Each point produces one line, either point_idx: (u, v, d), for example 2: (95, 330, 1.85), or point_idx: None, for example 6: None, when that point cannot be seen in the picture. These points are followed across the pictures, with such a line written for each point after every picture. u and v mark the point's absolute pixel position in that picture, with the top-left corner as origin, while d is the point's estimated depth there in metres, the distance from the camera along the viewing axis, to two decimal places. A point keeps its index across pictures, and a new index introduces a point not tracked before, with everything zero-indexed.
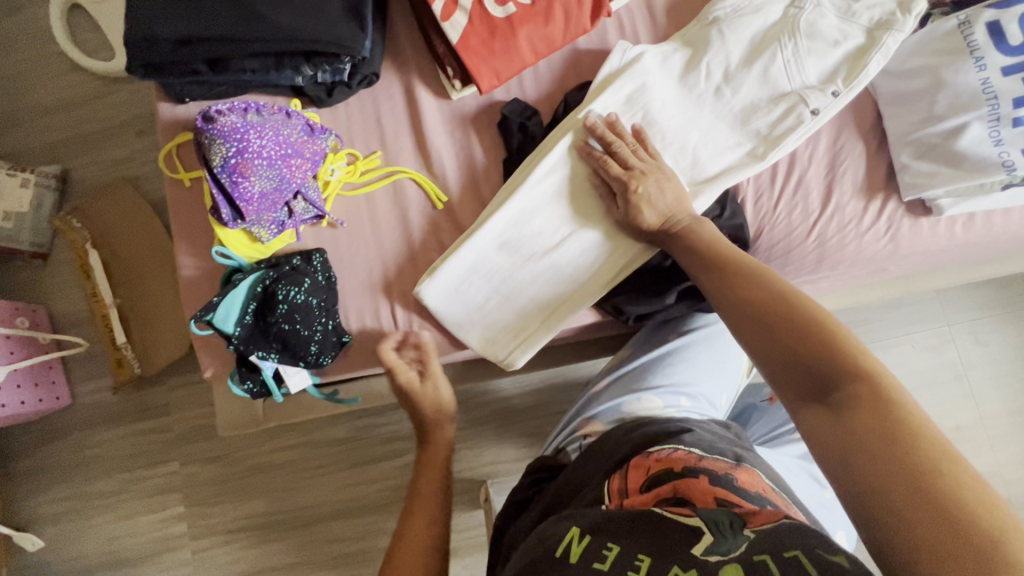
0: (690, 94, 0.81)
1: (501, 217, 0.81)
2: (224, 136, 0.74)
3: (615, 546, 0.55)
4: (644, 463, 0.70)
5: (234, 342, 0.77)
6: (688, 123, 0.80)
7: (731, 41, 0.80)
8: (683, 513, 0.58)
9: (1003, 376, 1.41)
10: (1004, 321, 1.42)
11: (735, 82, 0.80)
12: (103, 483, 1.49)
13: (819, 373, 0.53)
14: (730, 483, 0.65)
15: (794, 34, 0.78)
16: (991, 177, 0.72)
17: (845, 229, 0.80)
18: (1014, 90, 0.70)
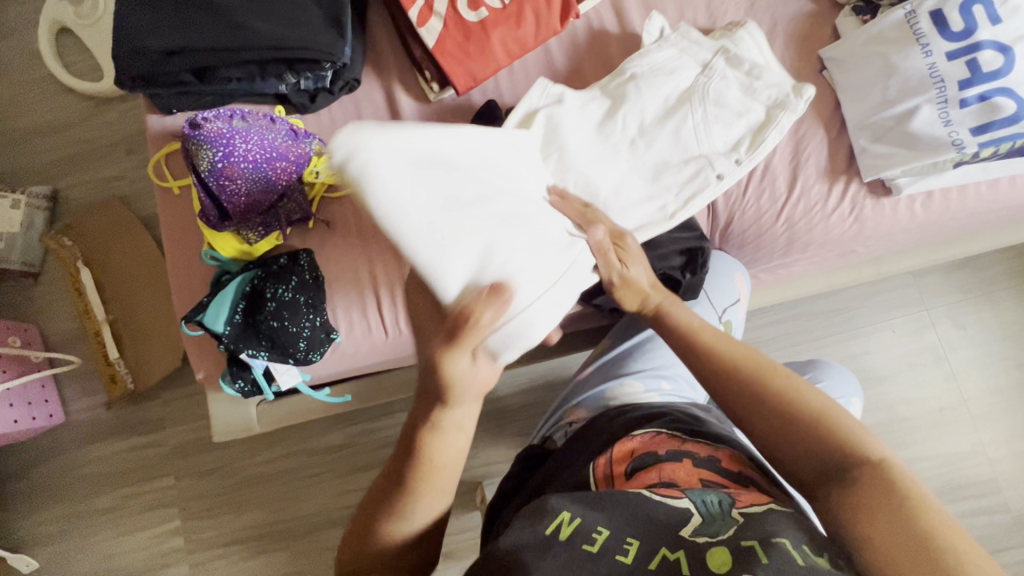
0: (607, 143, 0.82)
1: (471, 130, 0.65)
2: (211, 141, 0.77)
3: (604, 529, 0.54)
4: (628, 446, 0.72)
5: (224, 341, 0.79)
6: (604, 173, 0.81)
7: (646, 98, 0.83)
8: (674, 495, 0.59)
9: (984, 357, 1.44)
10: (981, 304, 1.46)
11: (649, 137, 0.82)
12: (98, 500, 1.48)
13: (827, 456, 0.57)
14: (713, 464, 0.67)
15: (700, 103, 0.82)
16: (942, 156, 0.76)
17: (811, 211, 0.84)
18: (958, 73, 0.74)
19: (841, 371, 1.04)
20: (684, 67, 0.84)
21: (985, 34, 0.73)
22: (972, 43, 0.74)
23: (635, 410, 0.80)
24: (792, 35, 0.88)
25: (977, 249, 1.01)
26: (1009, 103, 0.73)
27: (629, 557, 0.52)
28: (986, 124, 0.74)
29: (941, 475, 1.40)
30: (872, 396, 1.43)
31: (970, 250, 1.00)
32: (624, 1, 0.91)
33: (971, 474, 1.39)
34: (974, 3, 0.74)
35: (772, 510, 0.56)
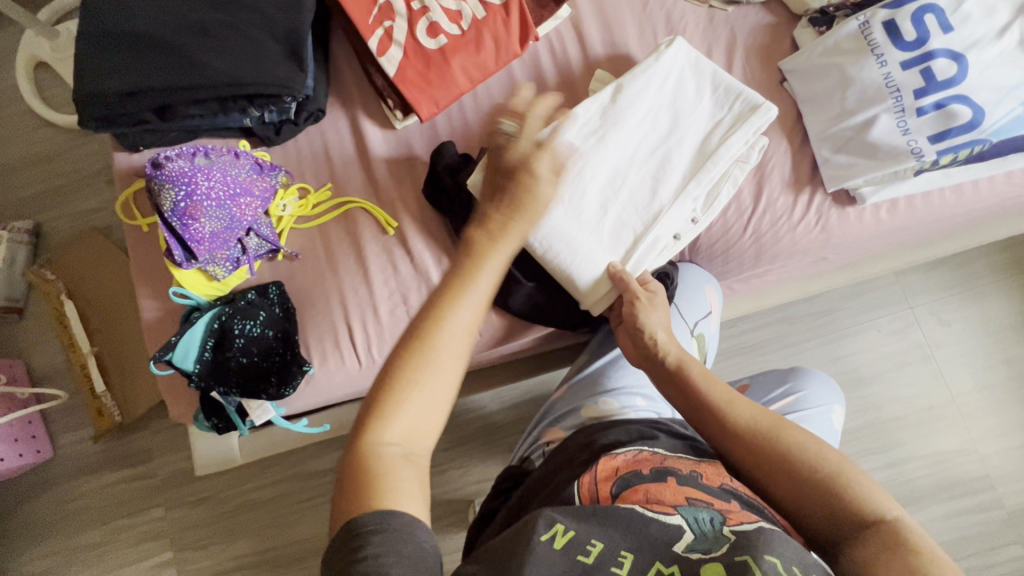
0: (576, 185, 0.81)
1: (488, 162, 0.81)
2: (172, 180, 0.77)
3: (599, 542, 0.55)
4: (611, 465, 0.69)
5: (194, 379, 0.79)
6: (567, 216, 0.81)
7: (622, 143, 0.82)
8: (665, 511, 0.59)
9: (970, 353, 1.44)
10: (965, 299, 1.46)
11: (617, 186, 0.82)
12: (88, 535, 1.47)
13: (825, 502, 0.59)
14: (696, 480, 0.64)
15: (665, 161, 0.82)
16: (902, 164, 0.76)
17: (778, 223, 0.84)
18: (913, 82, 0.75)
19: (821, 378, 1.03)
20: (658, 117, 0.83)
21: (937, 43, 0.74)
22: (925, 52, 0.74)
23: (612, 424, 0.79)
24: (751, 48, 0.88)
25: (949, 250, 1.01)
26: (964, 109, 0.73)
27: (625, 569, 0.53)
28: (943, 131, 0.74)
29: (933, 474, 1.39)
30: (860, 397, 1.43)
31: (943, 251, 1.00)
32: (583, 19, 0.91)
33: (962, 472, 1.39)
34: (926, 12, 0.74)
35: (764, 528, 0.55)
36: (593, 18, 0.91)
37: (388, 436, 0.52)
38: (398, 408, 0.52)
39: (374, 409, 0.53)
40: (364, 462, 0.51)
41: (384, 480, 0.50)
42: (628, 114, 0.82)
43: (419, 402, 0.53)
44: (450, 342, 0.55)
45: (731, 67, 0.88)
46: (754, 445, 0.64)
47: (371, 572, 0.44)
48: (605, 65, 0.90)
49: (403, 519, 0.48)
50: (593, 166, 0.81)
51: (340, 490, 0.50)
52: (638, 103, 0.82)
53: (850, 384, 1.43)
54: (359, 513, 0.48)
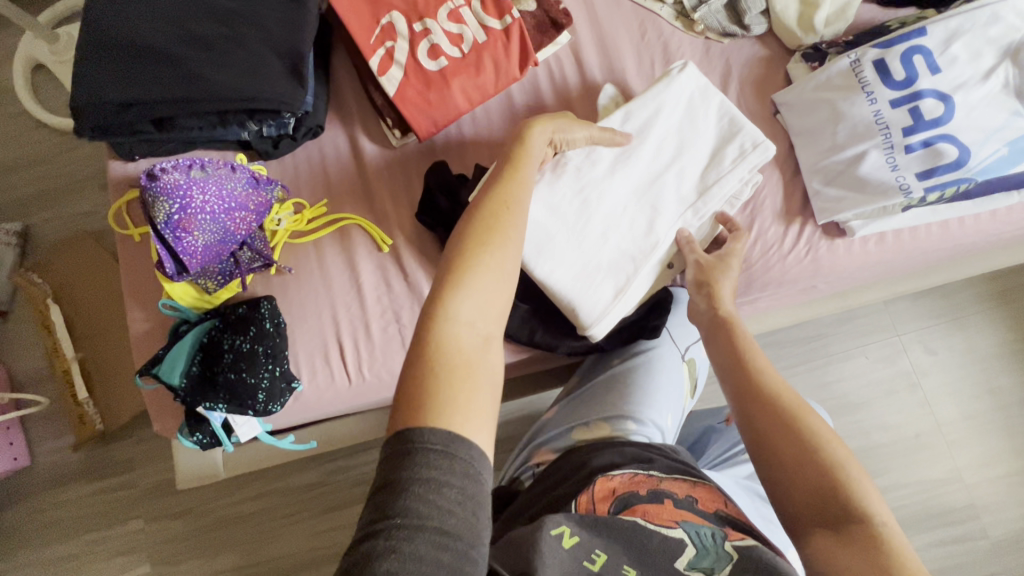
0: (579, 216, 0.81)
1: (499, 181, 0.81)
2: (167, 193, 0.77)
3: (603, 552, 0.60)
4: (607, 485, 0.71)
5: (180, 393, 0.78)
6: (571, 247, 0.81)
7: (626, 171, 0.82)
8: (667, 525, 0.63)
9: (956, 382, 1.46)
10: (952, 329, 1.48)
11: (618, 215, 0.82)
12: (63, 547, 1.43)
13: (826, 507, 0.54)
14: (692, 504, 0.69)
15: (668, 183, 0.83)
16: (891, 200, 0.78)
17: (769, 253, 0.85)
18: (902, 120, 0.76)
19: None
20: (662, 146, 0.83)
21: (925, 83, 0.76)
22: (914, 92, 0.76)
23: (605, 445, 0.80)
24: (746, 81, 0.90)
25: (937, 282, 1.03)
26: (950, 148, 0.75)
27: None
28: (931, 169, 0.76)
29: (920, 502, 1.40)
30: (848, 423, 1.44)
31: (931, 284, 1.02)
32: (582, 46, 0.93)
33: (948, 501, 1.39)
34: (915, 53, 0.76)
35: (763, 547, 0.61)
36: (592, 45, 0.93)
37: (460, 322, 0.51)
38: (469, 299, 0.53)
39: (448, 286, 0.53)
40: (437, 355, 0.50)
41: (460, 381, 0.49)
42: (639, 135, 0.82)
43: (486, 295, 0.54)
44: (513, 254, 0.57)
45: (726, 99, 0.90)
46: (777, 427, 0.60)
47: (424, 502, 0.42)
48: (602, 92, 0.91)
49: (468, 447, 0.46)
50: (597, 197, 0.81)
51: (401, 395, 0.48)
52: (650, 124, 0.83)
53: (838, 410, 1.44)
54: (423, 427, 0.45)
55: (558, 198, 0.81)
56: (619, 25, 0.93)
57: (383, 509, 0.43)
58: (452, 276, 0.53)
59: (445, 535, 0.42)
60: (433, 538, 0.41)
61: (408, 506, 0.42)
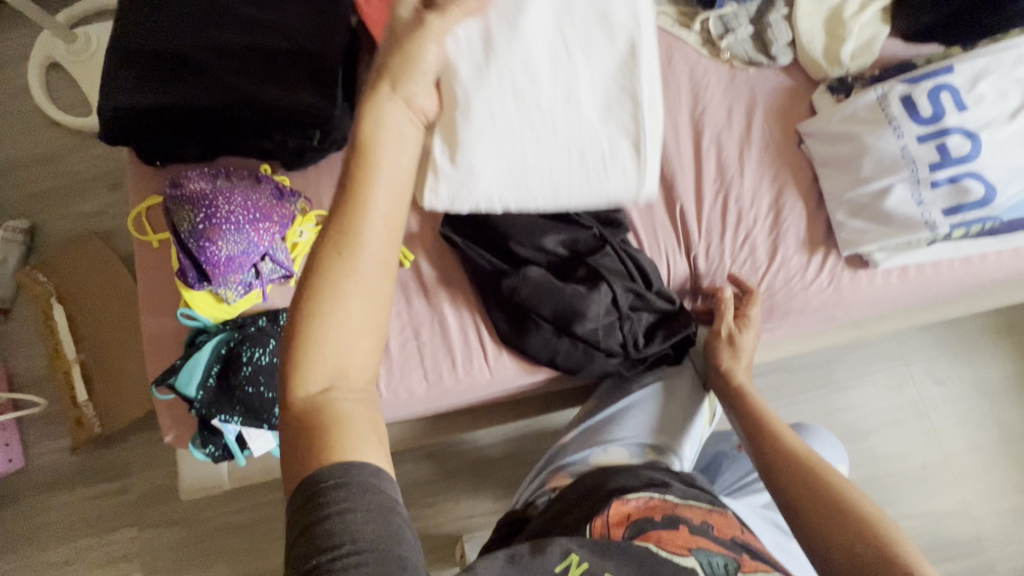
0: (530, 159, 0.75)
1: (461, 189, 0.76)
2: (193, 202, 0.78)
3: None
4: (622, 509, 0.70)
5: (195, 405, 0.76)
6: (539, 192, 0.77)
7: (534, 83, 0.73)
8: (680, 552, 0.62)
9: (963, 413, 1.45)
10: (960, 359, 1.48)
11: (560, 132, 0.75)
12: (55, 552, 1.40)
13: (838, 518, 0.66)
14: (707, 531, 0.68)
15: (617, 82, 0.74)
16: (916, 234, 0.78)
17: (791, 281, 0.85)
18: (929, 156, 0.77)
19: (825, 435, 1.05)
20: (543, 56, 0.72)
21: (952, 120, 0.76)
22: (941, 128, 0.77)
23: (622, 467, 0.80)
24: (771, 109, 0.91)
25: (952, 314, 1.03)
26: (976, 186, 0.75)
27: None
28: (957, 205, 0.76)
29: (926, 533, 1.39)
30: (855, 451, 1.43)
31: (947, 316, 1.02)
32: None
33: (954, 533, 1.39)
34: (942, 90, 0.77)
35: None
36: None
37: (316, 395, 0.46)
38: (330, 326, 0.46)
39: (292, 368, 0.46)
40: (309, 413, 0.45)
41: (338, 426, 0.45)
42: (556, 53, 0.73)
43: (359, 310, 0.47)
44: (376, 248, 0.48)
45: (751, 127, 0.90)
46: (791, 462, 0.74)
47: (343, 527, 0.42)
48: None
49: (363, 465, 0.45)
50: (529, 123, 0.74)
51: (289, 461, 0.46)
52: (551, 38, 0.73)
53: (845, 438, 1.43)
54: (317, 469, 0.44)
55: (490, 166, 0.75)
56: None
57: (307, 550, 0.42)
58: (297, 329, 0.46)
59: (367, 553, 0.42)
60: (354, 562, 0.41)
61: (318, 547, 0.41)
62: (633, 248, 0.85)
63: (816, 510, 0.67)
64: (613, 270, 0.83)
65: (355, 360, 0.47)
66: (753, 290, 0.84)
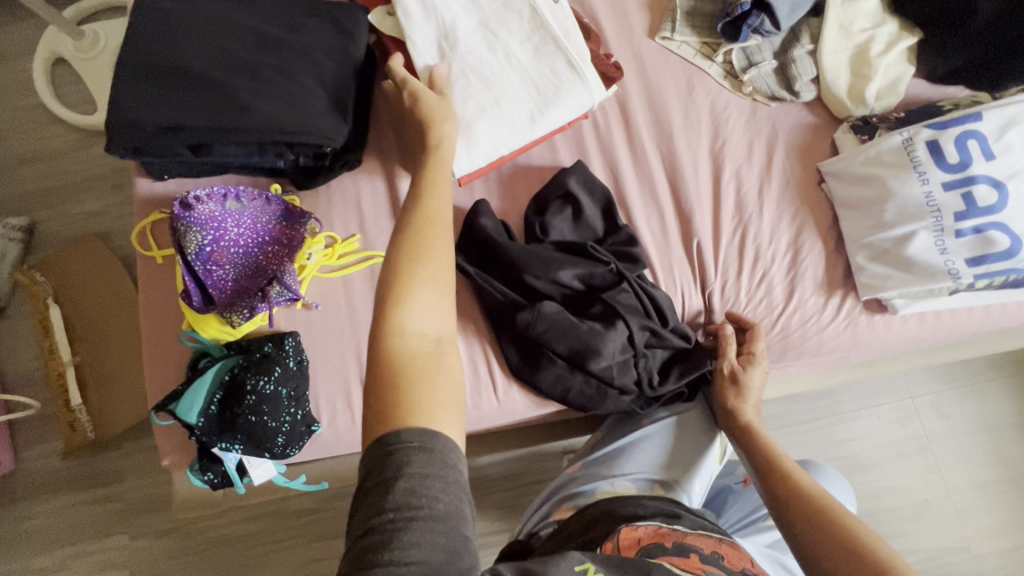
0: (510, 125, 0.82)
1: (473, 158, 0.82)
2: (201, 224, 0.75)
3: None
4: (633, 534, 0.69)
5: (196, 433, 0.74)
6: (522, 130, 0.83)
7: (483, 61, 0.83)
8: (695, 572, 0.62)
9: (965, 448, 1.44)
10: (963, 393, 1.47)
11: (522, 102, 0.83)
12: (42, 559, 1.38)
13: (844, 549, 0.64)
14: (719, 562, 0.67)
15: (544, 49, 0.83)
16: (938, 283, 0.77)
17: (806, 323, 0.84)
18: (954, 204, 0.76)
19: (832, 473, 1.04)
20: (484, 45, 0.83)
21: (979, 169, 0.75)
22: (967, 177, 0.75)
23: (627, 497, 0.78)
24: (792, 146, 0.89)
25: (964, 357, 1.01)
26: (1002, 237, 0.74)
27: None
28: (981, 256, 0.75)
29: (926, 570, 1.37)
30: (857, 483, 1.42)
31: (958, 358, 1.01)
32: (630, 100, 0.92)
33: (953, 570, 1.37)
34: (970, 137, 0.76)
35: None
36: (639, 100, 0.92)
37: (410, 331, 0.54)
38: (418, 300, 0.55)
39: (391, 300, 0.55)
40: (394, 378, 0.52)
41: (420, 389, 0.52)
42: (469, 65, 0.82)
43: (434, 295, 0.57)
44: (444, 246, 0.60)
45: (771, 163, 0.89)
46: (796, 495, 0.72)
47: (415, 489, 0.46)
48: (647, 148, 0.90)
49: (446, 438, 0.50)
50: (494, 97, 0.82)
51: (371, 410, 0.51)
52: (461, 55, 0.82)
53: (848, 470, 1.42)
54: (399, 429, 0.49)
55: (478, 142, 0.82)
56: (666, 79, 0.92)
57: (375, 507, 0.46)
58: (387, 303, 0.55)
59: (434, 521, 0.46)
60: (425, 523, 0.45)
61: (396, 499, 0.46)
62: (649, 283, 0.83)
63: (821, 542, 0.66)
64: (629, 306, 0.81)
65: (445, 337, 0.56)
66: (754, 324, 0.82)
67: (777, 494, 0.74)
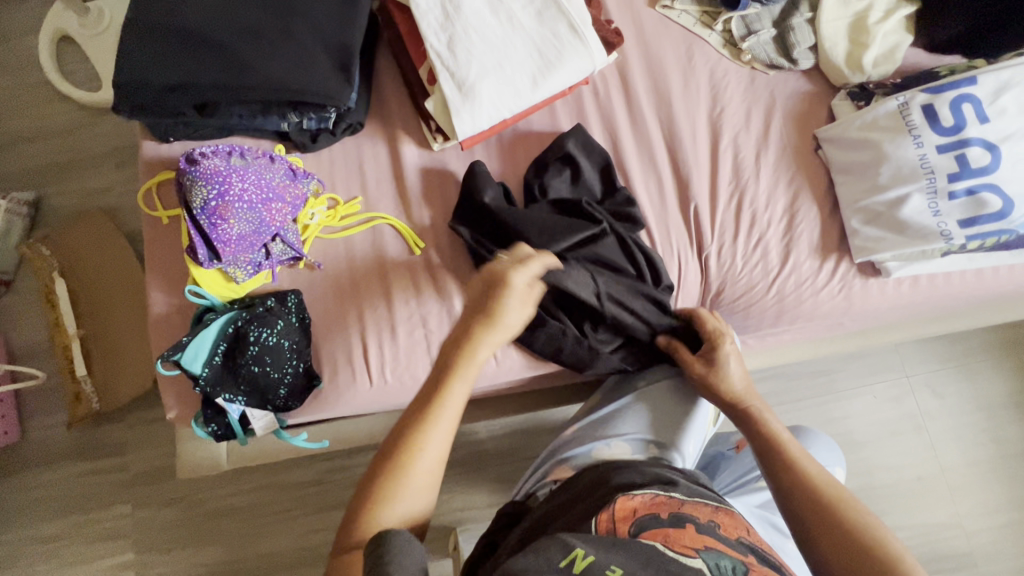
0: (513, 88, 0.83)
1: (475, 121, 0.83)
2: (206, 178, 0.76)
3: (618, 568, 0.56)
4: (628, 505, 0.69)
5: (200, 383, 0.76)
6: (525, 93, 0.84)
7: (488, 23, 0.84)
8: (687, 554, 0.61)
9: (960, 427, 1.46)
10: (959, 373, 1.48)
11: (526, 65, 0.84)
12: (47, 527, 1.40)
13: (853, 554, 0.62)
14: (715, 531, 0.67)
15: (547, 14, 0.85)
16: (931, 244, 0.78)
17: (801, 286, 0.85)
18: (948, 166, 0.77)
19: (824, 440, 1.06)
20: (488, 7, 0.84)
21: (973, 131, 0.76)
22: (961, 139, 0.76)
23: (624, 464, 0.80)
24: (788, 113, 0.90)
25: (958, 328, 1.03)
26: (994, 199, 0.75)
27: None
28: (973, 217, 0.76)
29: (919, 546, 1.39)
30: (852, 461, 1.43)
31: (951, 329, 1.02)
32: (630, 68, 0.93)
33: (945, 546, 1.39)
34: (965, 101, 0.77)
35: None
36: (640, 67, 0.93)
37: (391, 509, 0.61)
38: (403, 489, 0.62)
39: (376, 497, 0.61)
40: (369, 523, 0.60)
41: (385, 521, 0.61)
42: (473, 27, 0.83)
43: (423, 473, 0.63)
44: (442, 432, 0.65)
45: (768, 131, 0.90)
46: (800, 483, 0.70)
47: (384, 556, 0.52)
48: (646, 114, 0.92)
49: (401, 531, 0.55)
50: (497, 58, 0.83)
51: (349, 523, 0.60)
52: (465, 17, 0.83)
53: (843, 447, 1.43)
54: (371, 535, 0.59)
55: (480, 104, 0.82)
56: (666, 48, 0.93)
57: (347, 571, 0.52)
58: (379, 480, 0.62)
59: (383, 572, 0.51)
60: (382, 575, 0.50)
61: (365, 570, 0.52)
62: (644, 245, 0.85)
63: (824, 535, 0.65)
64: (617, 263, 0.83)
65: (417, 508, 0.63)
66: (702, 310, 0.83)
67: (782, 485, 0.71)
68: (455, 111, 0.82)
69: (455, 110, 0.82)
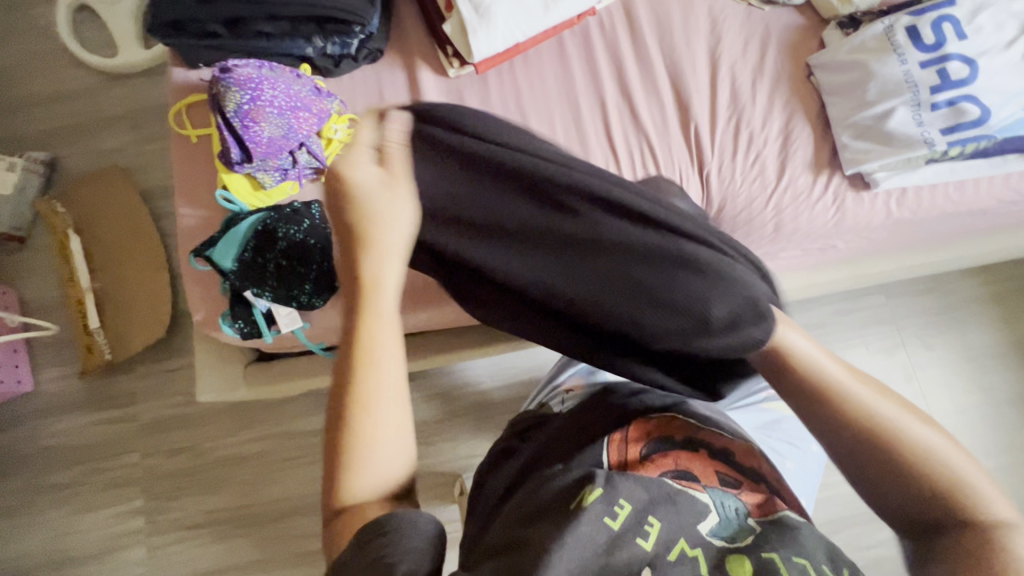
0: (528, 13, 0.91)
1: (491, 46, 0.91)
2: (240, 84, 0.83)
3: (627, 504, 0.52)
4: (642, 428, 0.67)
5: (230, 278, 0.83)
6: (539, 19, 0.92)
7: None
8: (694, 487, 0.56)
9: (1009, 371, 1.38)
10: (1003, 319, 1.41)
11: None
12: (58, 475, 1.35)
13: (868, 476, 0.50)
14: (732, 457, 0.63)
15: None
16: (915, 152, 0.85)
17: (798, 201, 0.91)
18: (930, 79, 0.84)
19: None
20: None
21: (953, 48, 0.83)
22: (942, 55, 0.84)
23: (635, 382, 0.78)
24: (782, 44, 0.96)
25: (972, 255, 1.04)
26: (972, 108, 0.83)
27: (649, 542, 0.49)
28: (954, 125, 0.83)
29: None
30: None
31: (967, 253, 1.02)
32: (633, 4, 0.99)
33: None
34: (944, 21, 0.85)
35: (792, 519, 0.53)
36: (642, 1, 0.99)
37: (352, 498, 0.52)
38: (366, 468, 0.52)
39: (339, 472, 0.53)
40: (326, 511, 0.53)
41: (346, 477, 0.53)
42: None
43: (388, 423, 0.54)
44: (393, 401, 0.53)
45: (765, 58, 0.95)
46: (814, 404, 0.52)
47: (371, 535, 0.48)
48: (651, 40, 0.98)
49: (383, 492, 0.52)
50: None
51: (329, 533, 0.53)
52: None
53: None
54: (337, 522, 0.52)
55: (495, 27, 0.90)
56: None
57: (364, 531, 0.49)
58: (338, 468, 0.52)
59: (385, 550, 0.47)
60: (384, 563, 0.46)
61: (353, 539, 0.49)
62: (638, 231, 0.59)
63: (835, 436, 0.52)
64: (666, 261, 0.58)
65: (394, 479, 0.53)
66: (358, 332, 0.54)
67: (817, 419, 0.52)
68: (473, 35, 0.90)
69: (473, 32, 0.89)
